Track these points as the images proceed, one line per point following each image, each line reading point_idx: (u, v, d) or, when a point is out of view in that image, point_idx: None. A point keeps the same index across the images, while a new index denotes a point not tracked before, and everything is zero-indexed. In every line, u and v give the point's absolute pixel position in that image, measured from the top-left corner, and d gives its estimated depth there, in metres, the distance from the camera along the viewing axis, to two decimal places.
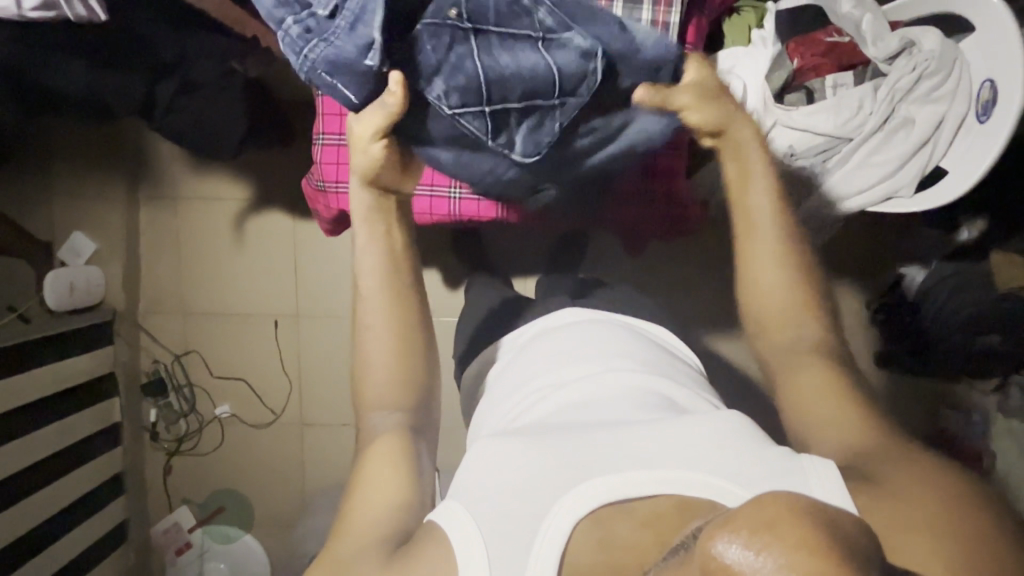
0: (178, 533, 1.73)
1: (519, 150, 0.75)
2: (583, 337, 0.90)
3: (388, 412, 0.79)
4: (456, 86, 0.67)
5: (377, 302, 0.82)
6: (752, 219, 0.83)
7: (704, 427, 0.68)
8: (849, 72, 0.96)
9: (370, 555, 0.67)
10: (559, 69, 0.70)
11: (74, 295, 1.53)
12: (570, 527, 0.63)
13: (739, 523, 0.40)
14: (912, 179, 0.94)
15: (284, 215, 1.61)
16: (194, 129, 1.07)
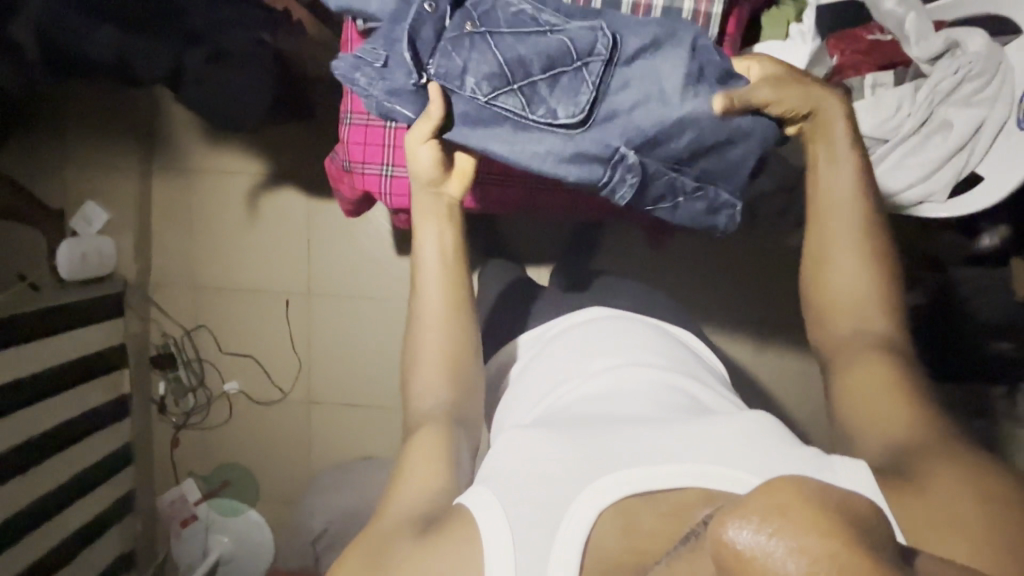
0: (183, 505, 1.73)
1: (564, 117, 0.74)
2: (606, 334, 0.90)
3: (432, 395, 0.82)
4: (485, 73, 0.73)
5: (432, 294, 0.85)
6: (832, 197, 0.83)
7: (730, 426, 0.69)
8: (889, 72, 0.95)
9: (403, 534, 0.68)
10: (579, 47, 0.75)
11: (86, 264, 1.51)
12: (594, 516, 0.63)
13: (752, 509, 0.39)
14: (945, 183, 0.92)
15: (299, 192, 1.59)
16: (223, 105, 1.02)
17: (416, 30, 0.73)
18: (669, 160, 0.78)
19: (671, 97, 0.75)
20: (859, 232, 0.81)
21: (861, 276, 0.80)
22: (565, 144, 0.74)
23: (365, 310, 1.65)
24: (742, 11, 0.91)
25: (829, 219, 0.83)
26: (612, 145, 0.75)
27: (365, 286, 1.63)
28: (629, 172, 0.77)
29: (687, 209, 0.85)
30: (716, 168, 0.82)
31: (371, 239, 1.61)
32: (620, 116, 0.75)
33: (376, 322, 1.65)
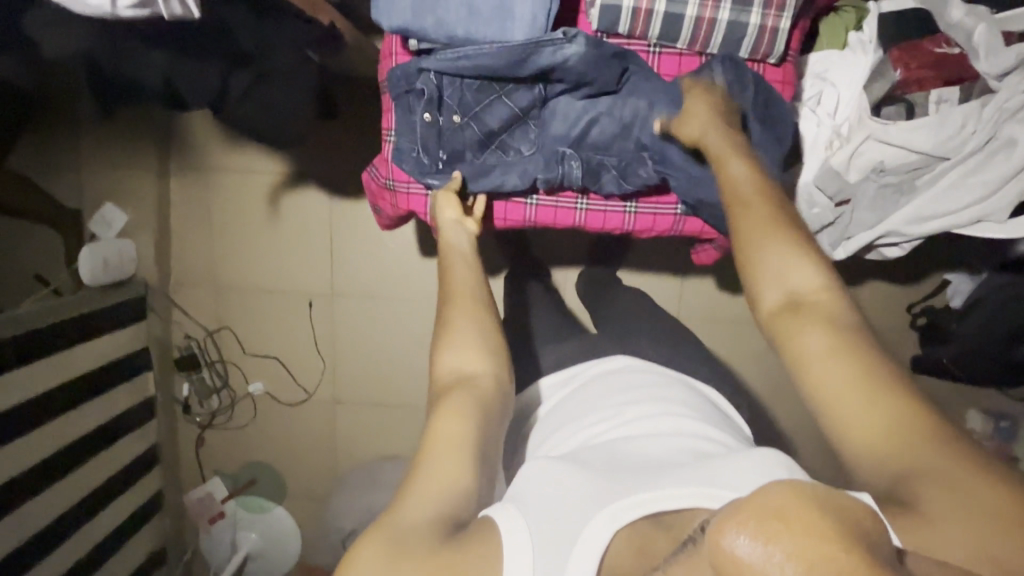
0: (211, 503, 1.75)
1: (528, 150, 0.90)
2: (636, 383, 0.89)
3: (461, 356, 0.78)
4: (472, 143, 0.88)
5: (460, 277, 0.83)
6: (741, 196, 0.72)
7: (750, 457, 0.67)
8: (955, 88, 0.92)
9: (427, 535, 0.63)
10: (523, 89, 0.86)
11: (107, 270, 1.49)
12: (610, 536, 0.62)
13: (746, 515, 0.40)
14: (1006, 204, 0.90)
15: (320, 191, 1.55)
16: (270, 122, 0.99)
17: (417, 133, 0.87)
18: (601, 144, 0.87)
19: (601, 102, 0.86)
20: (776, 221, 0.70)
21: (794, 263, 0.69)
22: (526, 164, 0.87)
23: (388, 312, 1.63)
24: (805, 22, 0.86)
25: (740, 218, 0.72)
26: (557, 150, 0.87)
27: (390, 286, 1.61)
28: (574, 164, 0.86)
29: (631, 179, 0.87)
30: (636, 141, 0.86)
31: (396, 240, 1.59)
32: (572, 135, 0.87)
33: (402, 322, 1.64)
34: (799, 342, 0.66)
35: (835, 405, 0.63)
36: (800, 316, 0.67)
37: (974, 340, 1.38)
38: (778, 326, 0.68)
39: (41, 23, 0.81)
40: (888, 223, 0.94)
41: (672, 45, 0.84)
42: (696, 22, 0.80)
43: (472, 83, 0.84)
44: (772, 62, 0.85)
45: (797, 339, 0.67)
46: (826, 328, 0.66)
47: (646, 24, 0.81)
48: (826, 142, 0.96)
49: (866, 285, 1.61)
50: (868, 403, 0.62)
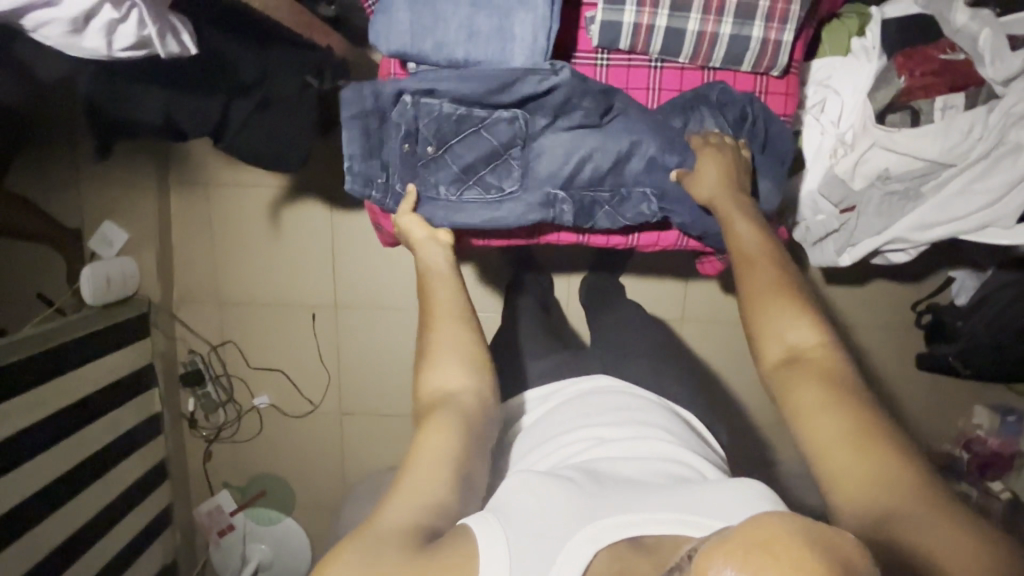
0: (220, 516, 1.76)
1: (513, 187, 0.85)
2: (614, 404, 0.90)
3: (441, 371, 0.78)
4: (451, 179, 0.85)
5: (440, 291, 0.84)
6: (748, 254, 0.78)
7: (730, 487, 0.70)
8: (960, 94, 0.89)
9: (401, 544, 0.63)
10: (505, 124, 0.82)
11: (110, 288, 1.48)
12: (592, 554, 0.63)
13: (735, 544, 0.46)
14: (1014, 209, 0.89)
15: (321, 204, 1.55)
16: (268, 150, 0.95)
17: (394, 164, 0.85)
18: (592, 181, 0.84)
19: (590, 138, 0.82)
20: (779, 286, 0.76)
21: (792, 320, 0.74)
22: (514, 204, 0.85)
23: (392, 323, 1.63)
24: (809, 32, 0.85)
25: (746, 276, 0.78)
26: (545, 190, 0.84)
27: (394, 297, 1.61)
28: (564, 205, 0.85)
29: (629, 215, 0.87)
30: (631, 176, 0.84)
31: (398, 250, 1.58)
32: (557, 172, 0.83)
33: (405, 333, 1.64)
34: (796, 392, 0.71)
35: (826, 451, 0.67)
36: (799, 369, 0.72)
37: (982, 337, 1.37)
38: (778, 378, 0.73)
39: (36, 49, 0.81)
40: (890, 231, 0.95)
41: (673, 59, 0.83)
42: (698, 38, 0.79)
43: (450, 115, 0.81)
44: (775, 75, 0.84)
45: (792, 393, 0.71)
46: (821, 382, 0.70)
47: (647, 39, 0.80)
48: (830, 150, 0.96)
49: (870, 283, 1.60)
50: (858, 451, 0.66)
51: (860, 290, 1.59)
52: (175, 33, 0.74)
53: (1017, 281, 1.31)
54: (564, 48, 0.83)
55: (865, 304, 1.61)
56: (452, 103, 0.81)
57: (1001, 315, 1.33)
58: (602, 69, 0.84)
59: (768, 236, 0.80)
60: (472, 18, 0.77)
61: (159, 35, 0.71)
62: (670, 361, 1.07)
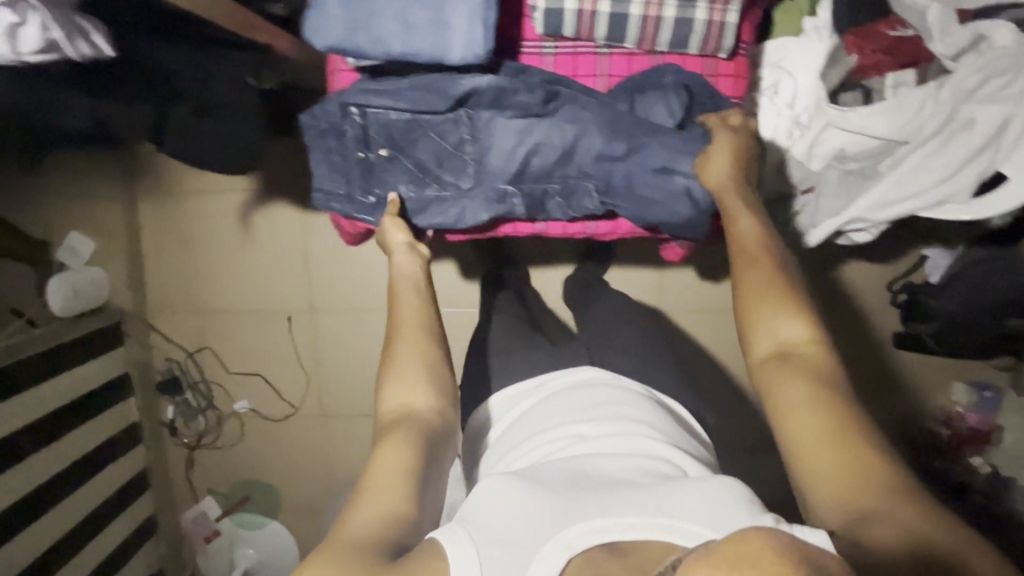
0: (206, 522, 1.75)
1: (465, 185, 0.86)
2: (596, 397, 0.90)
3: (398, 388, 0.77)
4: (405, 183, 0.87)
5: (409, 304, 0.83)
6: (748, 251, 0.77)
7: (707, 489, 0.68)
8: (910, 71, 0.90)
9: (362, 557, 0.63)
10: (450, 126, 0.84)
11: (78, 299, 1.46)
12: (563, 563, 0.63)
13: (720, 558, 0.47)
14: (969, 184, 0.88)
15: (292, 207, 1.53)
16: (208, 153, 0.97)
17: (350, 174, 0.87)
18: (543, 174, 0.84)
19: (535, 133, 0.82)
20: (775, 287, 0.75)
21: (782, 317, 0.74)
22: (467, 201, 0.85)
23: (369, 325, 1.62)
24: (757, 13, 0.84)
25: (739, 277, 0.77)
26: (495, 185, 0.84)
27: (369, 297, 1.60)
28: (516, 200, 0.84)
29: (576, 209, 0.86)
30: (579, 168, 0.83)
31: (371, 250, 1.57)
32: (506, 167, 0.83)
33: (384, 334, 1.62)
34: (783, 389, 0.70)
35: (804, 446, 0.67)
36: (788, 365, 0.72)
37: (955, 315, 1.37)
38: (765, 376, 0.73)
39: None
40: (851, 212, 0.92)
41: (620, 45, 0.82)
42: (642, 22, 0.79)
43: (396, 121, 0.84)
44: (723, 57, 0.83)
45: (781, 389, 0.71)
46: (808, 380, 0.70)
47: (591, 25, 0.79)
48: (786, 132, 0.96)
49: (845, 264, 1.59)
50: (834, 447, 0.66)
51: (835, 273, 1.60)
52: (85, 35, 0.74)
53: (986, 257, 1.34)
54: (509, 41, 0.83)
55: (841, 287, 1.61)
56: (397, 111, 0.83)
57: (972, 291, 1.34)
58: (548, 58, 0.84)
59: (770, 234, 0.78)
60: (407, 10, 0.70)
61: (67, 37, 0.71)
62: (639, 352, 1.07)
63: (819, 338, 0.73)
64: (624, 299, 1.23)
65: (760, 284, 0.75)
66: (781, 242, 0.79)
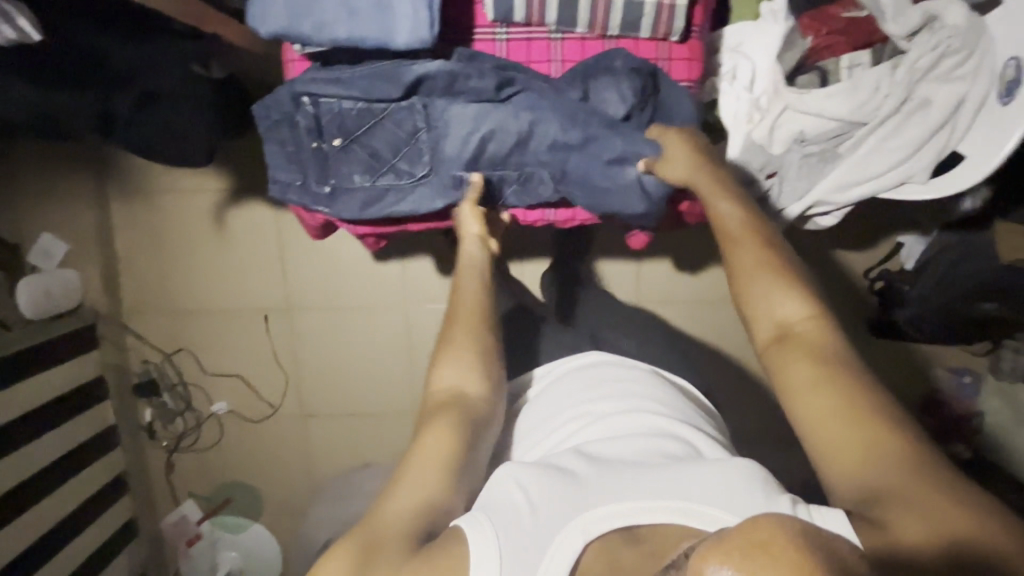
0: (187, 525, 1.73)
1: (420, 174, 0.89)
2: (608, 376, 0.87)
3: (450, 370, 0.79)
4: (360, 173, 0.90)
5: (472, 294, 0.84)
6: (727, 233, 0.77)
7: (724, 473, 0.65)
8: (866, 51, 0.90)
9: (399, 545, 0.66)
10: (402, 115, 0.87)
11: (50, 301, 1.46)
12: (581, 547, 0.62)
13: (733, 546, 0.44)
14: (926, 164, 0.89)
15: (265, 205, 1.53)
16: (160, 142, 0.96)
17: (308, 163, 0.90)
18: (496, 162, 0.87)
19: (486, 121, 0.84)
20: (768, 264, 0.74)
21: (781, 296, 0.73)
22: (423, 189, 0.89)
23: (349, 322, 1.61)
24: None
25: (735, 263, 0.76)
26: (448, 173, 0.87)
27: (348, 294, 1.59)
28: (468, 187, 0.88)
29: (532, 196, 0.90)
30: (530, 153, 0.86)
31: (347, 247, 1.56)
32: (458, 155, 0.86)
33: (365, 331, 1.62)
34: (792, 368, 0.69)
35: (819, 424, 0.65)
36: (788, 348, 0.70)
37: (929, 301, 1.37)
38: (773, 358, 0.71)
39: None
40: (811, 195, 0.93)
41: (572, 30, 0.84)
42: (591, 6, 0.81)
43: (350, 111, 0.86)
44: (676, 40, 0.85)
45: (787, 369, 0.69)
46: (814, 360, 0.68)
47: (541, 11, 0.82)
48: (746, 114, 0.96)
49: (824, 255, 1.59)
50: (853, 423, 0.64)
51: (812, 263, 1.60)
52: (9, 19, 0.76)
53: (954, 242, 1.35)
54: (463, 28, 0.86)
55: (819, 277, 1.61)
56: (350, 100, 0.86)
57: (946, 276, 1.33)
58: (502, 43, 0.86)
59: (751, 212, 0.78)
60: None
61: None
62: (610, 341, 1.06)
63: (821, 315, 0.71)
64: (598, 289, 1.22)
65: (768, 258, 0.74)
66: (769, 223, 0.78)
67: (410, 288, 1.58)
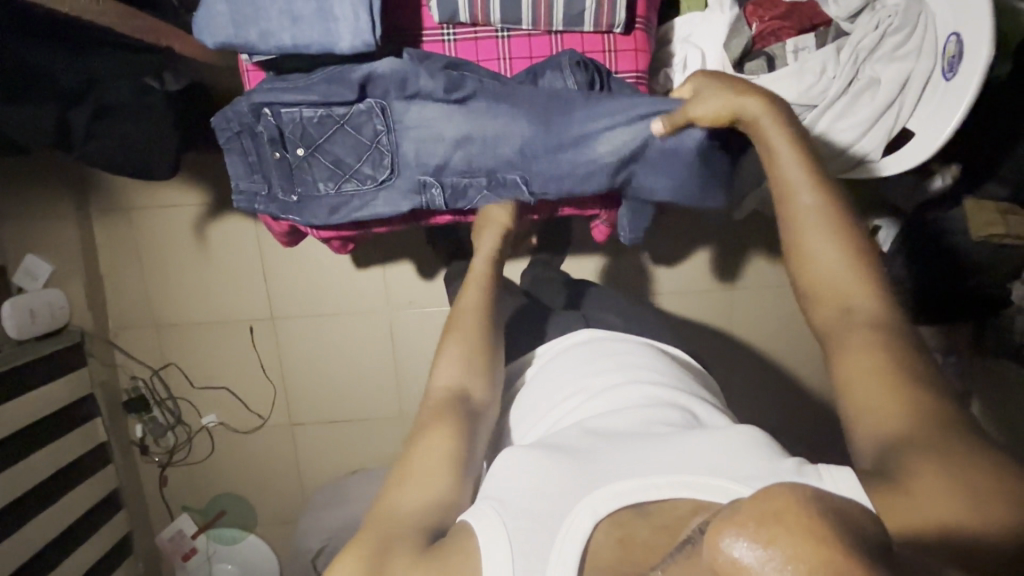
0: (182, 540, 1.74)
1: (381, 178, 0.91)
2: (609, 350, 0.87)
3: (447, 367, 0.79)
4: (324, 181, 0.92)
5: (472, 298, 0.84)
6: (789, 188, 0.73)
7: (728, 441, 0.63)
8: (811, 35, 0.92)
9: (400, 541, 0.63)
10: (360, 120, 0.89)
11: (36, 322, 1.48)
12: (592, 525, 0.58)
13: (746, 515, 0.37)
14: (879, 143, 0.90)
15: (246, 218, 1.55)
16: (124, 159, 1.01)
17: (272, 173, 0.93)
18: (456, 163, 0.89)
19: (443, 122, 0.87)
20: (834, 217, 0.71)
21: (857, 288, 0.69)
22: (387, 193, 0.92)
23: (336, 328, 1.63)
24: None
25: (800, 215, 0.72)
26: (413, 178, 0.90)
27: (332, 302, 1.61)
28: (432, 192, 0.91)
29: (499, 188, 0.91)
30: (490, 152, 0.88)
31: (328, 256, 1.58)
32: (417, 157, 0.89)
33: (351, 336, 1.63)
34: (846, 336, 0.66)
35: (851, 384, 0.63)
36: (850, 323, 0.67)
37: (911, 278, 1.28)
38: (831, 332, 0.68)
39: None
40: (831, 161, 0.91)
41: (517, 27, 0.90)
42: (534, 3, 0.86)
43: (310, 118, 0.89)
44: (620, 32, 0.90)
45: (839, 334, 0.67)
46: (874, 334, 0.65)
47: (485, 11, 0.87)
48: None
49: None
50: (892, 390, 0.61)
51: None
52: None
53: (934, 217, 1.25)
54: (411, 28, 0.91)
55: None
56: (309, 108, 0.88)
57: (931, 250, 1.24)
58: (450, 43, 0.91)
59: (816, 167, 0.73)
60: (292, 4, 0.78)
61: None
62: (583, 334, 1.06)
63: (860, 274, 0.69)
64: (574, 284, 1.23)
65: (838, 215, 0.71)
66: (825, 168, 0.74)
67: (394, 291, 1.59)
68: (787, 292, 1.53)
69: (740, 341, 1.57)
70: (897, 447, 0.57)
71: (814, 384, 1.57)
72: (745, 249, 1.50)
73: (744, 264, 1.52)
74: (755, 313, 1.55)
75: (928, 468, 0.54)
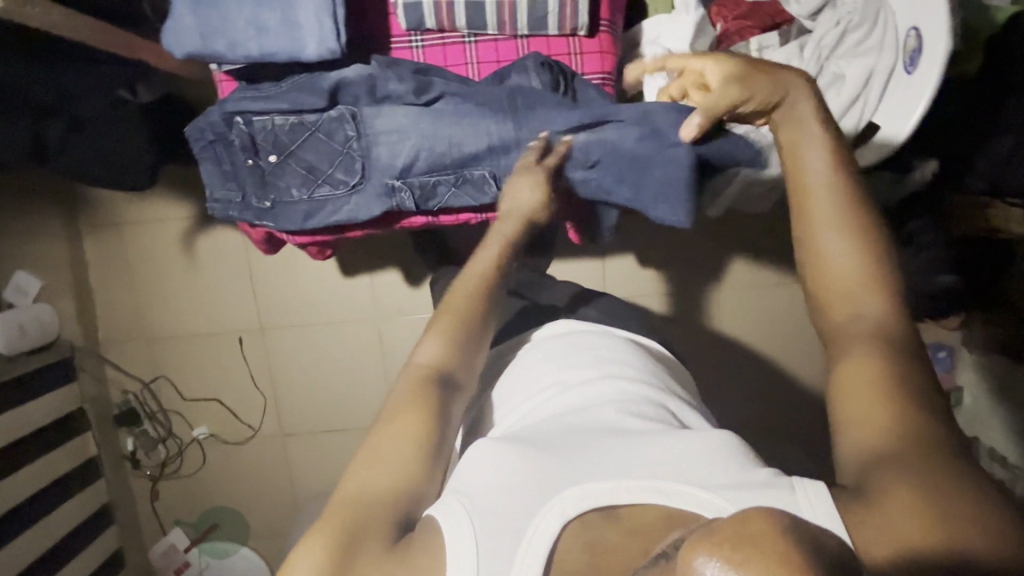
0: (174, 554, 1.74)
1: (353, 181, 0.92)
2: (586, 343, 0.87)
3: (428, 346, 0.76)
4: (297, 187, 0.94)
5: (461, 292, 0.80)
6: (808, 184, 0.71)
7: (702, 445, 0.63)
8: (774, 33, 0.95)
9: (370, 531, 0.62)
10: (332, 126, 0.91)
11: (25, 336, 1.47)
12: (559, 527, 0.59)
13: (723, 535, 0.37)
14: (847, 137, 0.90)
15: (232, 230, 1.57)
16: (98, 168, 1.03)
17: (246, 180, 0.95)
18: (427, 167, 0.90)
19: (412, 125, 0.88)
20: (849, 214, 0.69)
21: (862, 296, 0.67)
22: (358, 197, 0.93)
23: (326, 337, 1.63)
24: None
25: (810, 208, 0.70)
26: (382, 181, 0.91)
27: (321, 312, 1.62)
28: (402, 195, 0.92)
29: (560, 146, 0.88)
30: (458, 152, 0.89)
31: (314, 265, 1.59)
32: (386, 160, 0.90)
33: (340, 344, 1.64)
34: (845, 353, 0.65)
35: (842, 394, 0.63)
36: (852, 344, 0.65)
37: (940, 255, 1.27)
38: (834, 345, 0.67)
39: None
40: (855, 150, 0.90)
41: (483, 32, 0.92)
42: (497, 8, 0.88)
43: (283, 125, 0.91)
44: (584, 35, 0.92)
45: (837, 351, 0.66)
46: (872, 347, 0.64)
47: (450, 17, 0.90)
48: None
49: None
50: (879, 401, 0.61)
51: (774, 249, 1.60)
52: None
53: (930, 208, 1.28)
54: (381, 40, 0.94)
55: None
56: (282, 115, 0.90)
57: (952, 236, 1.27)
58: (418, 50, 0.94)
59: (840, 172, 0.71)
60: (258, 14, 0.81)
61: None
62: None
63: (868, 278, 0.67)
64: None
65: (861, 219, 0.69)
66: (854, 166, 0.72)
67: (381, 298, 1.60)
68: (770, 289, 1.53)
69: (726, 339, 1.57)
70: (876, 462, 0.57)
71: (802, 382, 1.57)
72: (727, 246, 1.51)
73: (727, 261, 1.52)
74: (740, 311, 1.55)
75: (902, 483, 0.54)
